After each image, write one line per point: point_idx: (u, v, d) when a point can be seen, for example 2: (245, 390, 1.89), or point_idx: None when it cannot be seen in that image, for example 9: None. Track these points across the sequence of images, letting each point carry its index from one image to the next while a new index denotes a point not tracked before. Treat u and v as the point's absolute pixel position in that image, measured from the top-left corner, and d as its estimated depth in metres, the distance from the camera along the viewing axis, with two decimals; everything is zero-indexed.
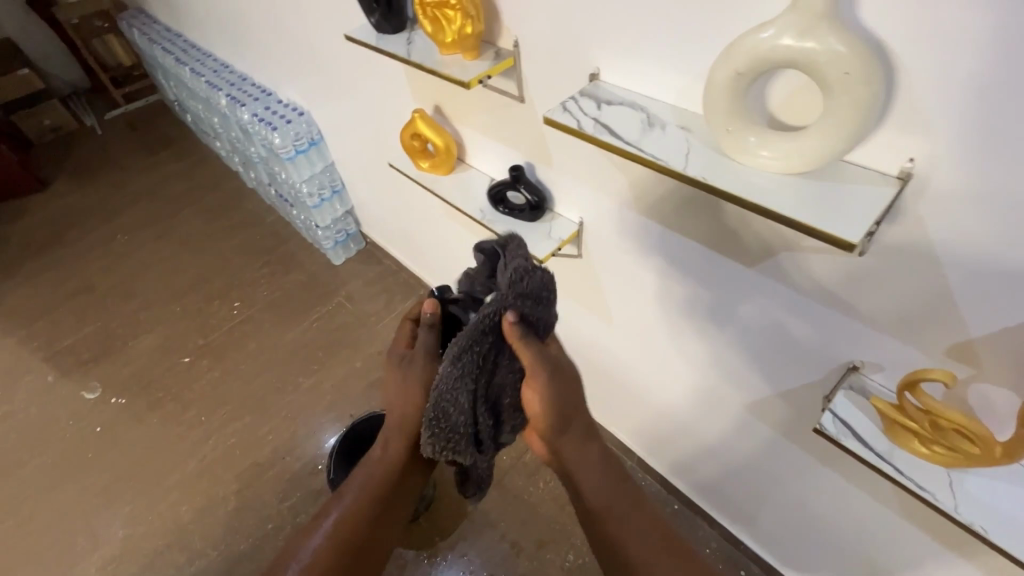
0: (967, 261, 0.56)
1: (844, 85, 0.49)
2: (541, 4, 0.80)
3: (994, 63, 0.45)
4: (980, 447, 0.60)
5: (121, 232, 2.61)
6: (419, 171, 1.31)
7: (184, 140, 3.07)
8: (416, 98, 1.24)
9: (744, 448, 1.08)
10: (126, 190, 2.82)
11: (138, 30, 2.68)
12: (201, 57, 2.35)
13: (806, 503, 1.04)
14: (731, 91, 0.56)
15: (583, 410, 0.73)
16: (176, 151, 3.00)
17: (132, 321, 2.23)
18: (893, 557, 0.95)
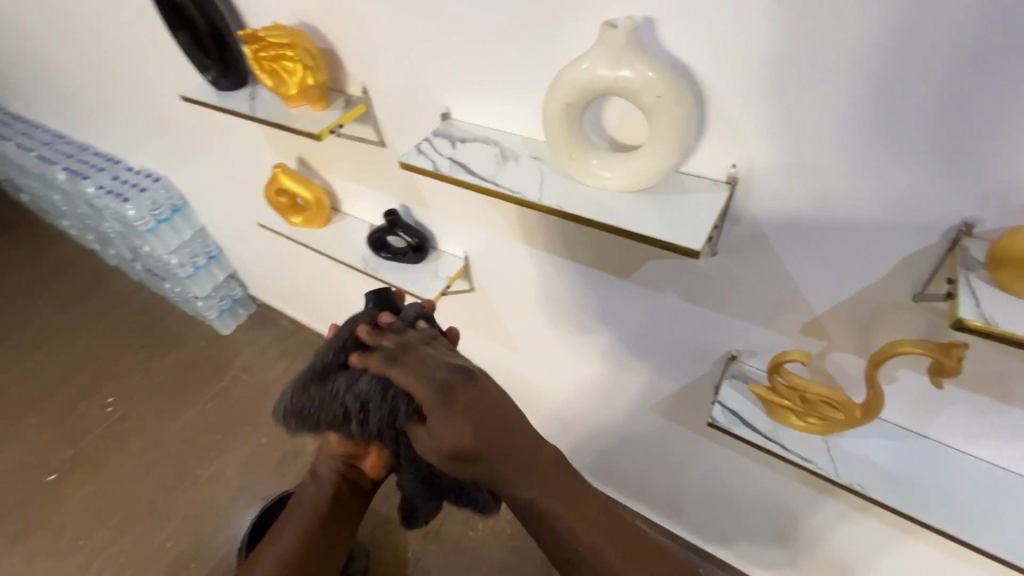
0: (798, 248, 0.61)
1: (660, 107, 0.52)
2: (382, 50, 0.79)
3: (779, 76, 0.51)
4: (842, 411, 0.66)
5: None
6: (293, 227, 1.23)
7: (22, 223, 2.68)
8: (276, 152, 1.17)
9: (661, 447, 1.10)
10: None
11: None
12: (26, 129, 2.07)
13: (727, 488, 1.08)
14: (565, 124, 0.57)
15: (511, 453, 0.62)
16: (13, 236, 2.61)
17: None
18: (807, 524, 1.01)
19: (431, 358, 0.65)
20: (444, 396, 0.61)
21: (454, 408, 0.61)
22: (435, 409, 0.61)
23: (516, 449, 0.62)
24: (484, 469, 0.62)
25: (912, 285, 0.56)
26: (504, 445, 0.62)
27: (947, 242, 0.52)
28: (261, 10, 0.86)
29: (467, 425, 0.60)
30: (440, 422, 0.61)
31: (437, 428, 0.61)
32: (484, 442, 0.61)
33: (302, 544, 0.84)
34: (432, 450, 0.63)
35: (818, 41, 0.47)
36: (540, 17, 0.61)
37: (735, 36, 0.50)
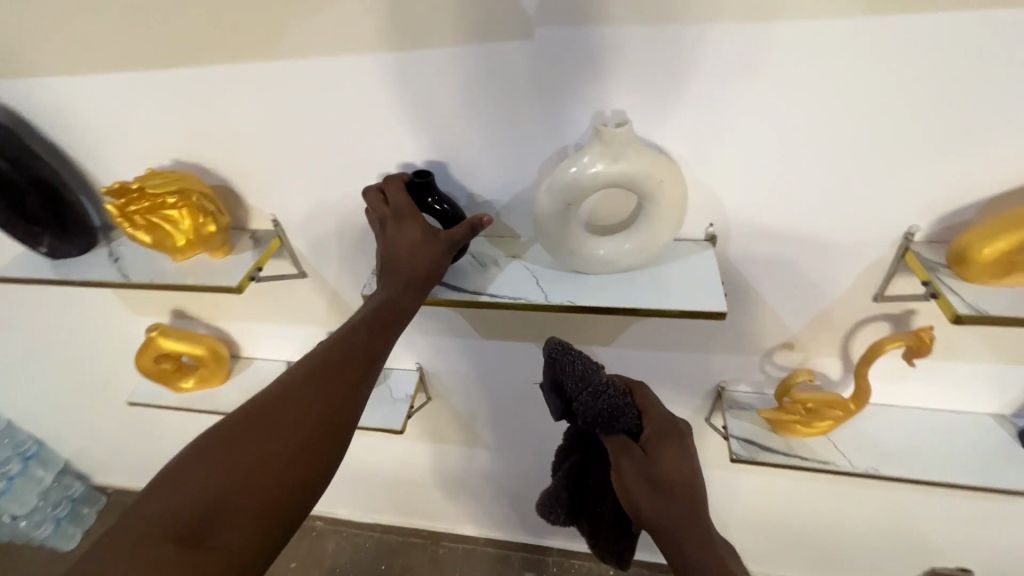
0: (775, 282, 0.67)
1: (664, 190, 0.54)
2: (299, 178, 0.69)
3: (746, 143, 0.56)
4: (841, 409, 0.72)
5: None
6: (181, 393, 1.00)
7: None
8: (141, 310, 0.95)
9: None
10: None
11: None
12: None
13: (724, 507, 1.11)
14: (563, 224, 0.57)
15: (692, 512, 0.54)
16: None
17: None
18: (792, 516, 1.09)
19: (685, 425, 0.61)
20: (667, 431, 0.59)
21: (666, 441, 0.58)
22: (657, 437, 0.58)
23: (700, 509, 0.55)
24: (667, 506, 0.54)
25: (873, 289, 0.65)
26: (688, 494, 0.55)
27: (898, 250, 0.61)
28: (123, 153, 0.71)
29: (677, 465, 0.56)
30: (659, 447, 0.57)
31: (652, 450, 0.57)
32: (684, 490, 0.55)
33: (323, 424, 0.51)
34: (629, 467, 0.56)
35: (773, 112, 0.54)
36: (503, 120, 0.60)
37: (705, 114, 0.55)
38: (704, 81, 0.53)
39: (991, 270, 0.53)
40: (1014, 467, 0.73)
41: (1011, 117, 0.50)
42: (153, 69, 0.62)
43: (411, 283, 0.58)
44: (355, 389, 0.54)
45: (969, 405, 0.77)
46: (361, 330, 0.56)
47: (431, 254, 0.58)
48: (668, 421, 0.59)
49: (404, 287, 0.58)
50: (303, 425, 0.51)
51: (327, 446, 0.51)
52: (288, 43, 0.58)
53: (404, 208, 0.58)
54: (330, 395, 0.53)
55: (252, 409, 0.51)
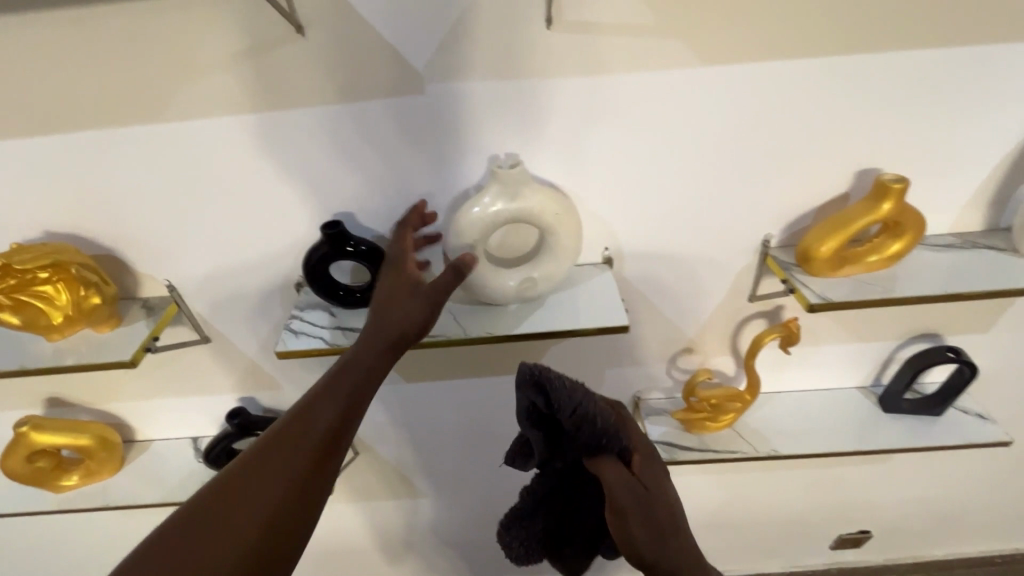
0: (667, 293, 0.75)
1: (559, 222, 0.59)
2: (195, 238, 0.67)
3: (623, 173, 0.64)
4: (741, 400, 0.81)
5: None
6: (62, 493, 0.87)
7: None
8: (5, 402, 0.83)
9: None
10: None
11: None
12: None
13: None
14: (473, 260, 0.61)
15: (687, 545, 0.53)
16: None
17: None
18: (714, 513, 1.17)
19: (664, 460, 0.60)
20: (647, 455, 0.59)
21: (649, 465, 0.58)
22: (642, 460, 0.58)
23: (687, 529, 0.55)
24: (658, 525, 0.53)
25: (747, 291, 0.74)
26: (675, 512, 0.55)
27: (759, 256, 0.71)
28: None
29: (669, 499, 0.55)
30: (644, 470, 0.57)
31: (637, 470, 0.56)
32: (674, 511, 0.54)
33: (292, 499, 0.46)
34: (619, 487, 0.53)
35: (640, 146, 0.62)
36: (404, 167, 0.63)
37: (585, 150, 0.62)
38: (580, 121, 0.60)
39: (829, 264, 0.63)
40: (879, 430, 0.86)
41: (818, 138, 0.63)
42: (22, 136, 0.59)
43: (382, 344, 0.54)
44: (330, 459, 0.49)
45: (838, 382, 0.89)
46: (328, 394, 0.52)
47: (415, 308, 0.55)
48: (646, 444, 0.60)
49: (376, 347, 0.54)
50: (267, 506, 0.45)
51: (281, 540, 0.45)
52: (174, 104, 0.58)
53: (400, 261, 0.59)
54: (298, 469, 0.48)
55: (212, 490, 0.46)
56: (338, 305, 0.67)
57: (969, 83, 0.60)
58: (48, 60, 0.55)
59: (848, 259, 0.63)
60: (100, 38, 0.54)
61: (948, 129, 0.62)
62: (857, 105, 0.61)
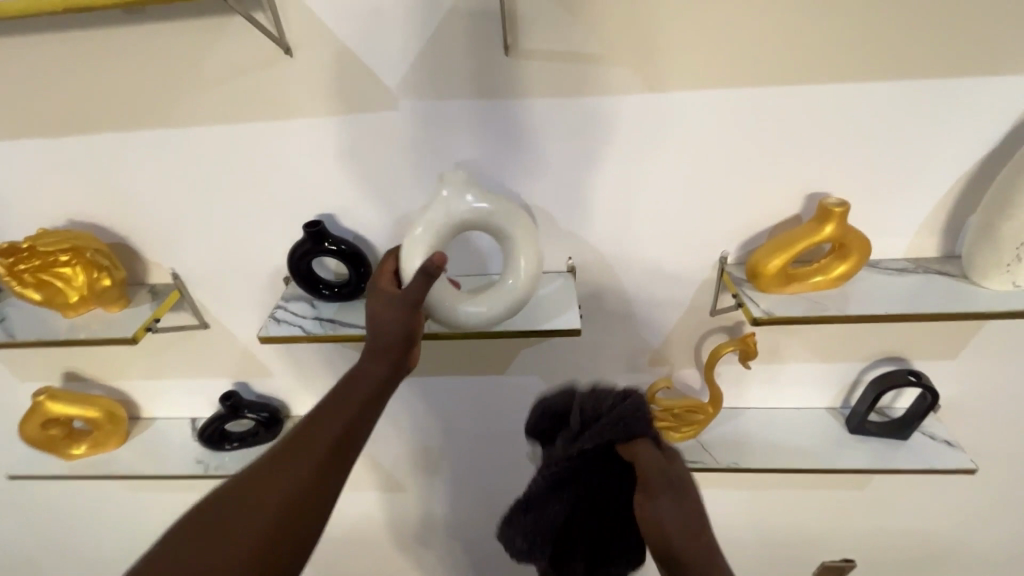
0: (631, 303, 0.79)
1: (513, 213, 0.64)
2: (197, 232, 0.74)
3: (581, 189, 0.69)
4: (703, 412, 0.84)
5: None
6: (72, 460, 0.95)
7: None
8: (28, 374, 0.92)
9: None
10: None
11: None
12: None
13: None
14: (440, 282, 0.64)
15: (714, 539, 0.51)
16: None
17: None
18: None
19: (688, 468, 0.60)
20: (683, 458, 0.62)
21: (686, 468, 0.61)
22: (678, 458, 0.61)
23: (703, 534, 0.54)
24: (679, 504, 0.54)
25: (708, 305, 0.77)
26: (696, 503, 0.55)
27: (717, 271, 0.74)
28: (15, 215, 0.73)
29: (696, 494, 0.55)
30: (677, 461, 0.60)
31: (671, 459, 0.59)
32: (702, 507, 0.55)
33: (306, 491, 0.54)
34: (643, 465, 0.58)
35: (599, 163, 0.67)
36: (382, 176, 0.69)
37: (545, 167, 0.68)
38: (542, 137, 0.66)
39: (776, 281, 0.67)
40: (844, 452, 0.87)
41: (770, 161, 0.66)
42: (51, 135, 0.68)
43: (375, 354, 0.61)
44: (341, 455, 0.57)
45: (807, 401, 0.91)
46: (336, 399, 0.60)
47: (394, 318, 0.61)
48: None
49: (369, 358, 0.61)
50: (282, 494, 0.54)
51: (299, 520, 0.53)
52: (181, 111, 0.65)
53: (378, 278, 0.66)
54: (309, 462, 0.56)
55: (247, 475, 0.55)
56: (319, 298, 0.73)
57: (914, 115, 0.63)
58: (75, 69, 0.63)
59: (795, 277, 0.66)
60: (118, 52, 0.62)
61: (898, 156, 0.65)
62: (807, 131, 0.64)
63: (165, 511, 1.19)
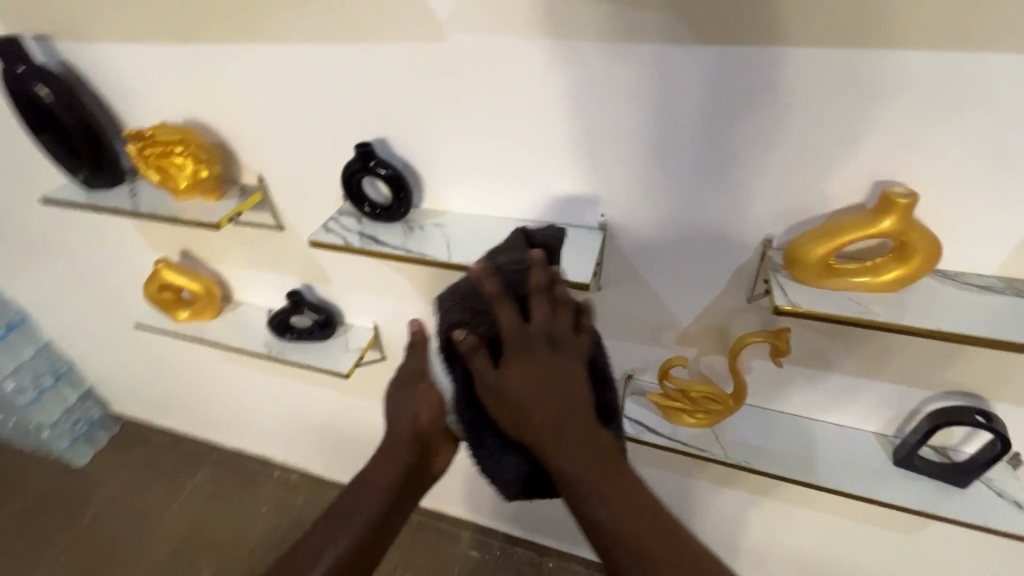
0: (661, 273, 0.78)
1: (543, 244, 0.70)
2: (277, 144, 0.84)
3: (622, 146, 0.67)
4: (721, 403, 0.81)
5: None
6: (179, 323, 1.17)
7: None
8: (156, 247, 1.13)
9: None
10: None
11: None
12: None
13: None
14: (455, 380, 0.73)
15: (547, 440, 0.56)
16: None
17: None
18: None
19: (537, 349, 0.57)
20: (525, 346, 0.57)
21: (536, 367, 0.56)
22: (516, 360, 0.57)
23: (610, 454, 0.57)
24: (560, 453, 0.56)
25: (745, 291, 0.75)
26: (579, 436, 0.56)
27: (759, 254, 0.71)
28: (142, 110, 0.88)
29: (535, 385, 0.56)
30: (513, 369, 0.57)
31: (501, 372, 0.57)
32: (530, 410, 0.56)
33: (371, 532, 0.70)
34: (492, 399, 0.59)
35: (639, 122, 0.65)
36: (430, 109, 0.72)
37: (585, 121, 0.67)
38: (583, 88, 0.64)
39: (816, 273, 0.61)
40: (877, 481, 0.79)
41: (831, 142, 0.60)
42: (167, 44, 0.79)
43: (398, 449, 0.76)
44: (382, 527, 0.72)
45: (850, 420, 0.82)
46: (385, 459, 0.75)
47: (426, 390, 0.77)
48: (535, 329, 0.57)
49: (393, 450, 0.76)
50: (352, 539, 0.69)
51: (366, 554, 0.70)
52: (265, 30, 0.72)
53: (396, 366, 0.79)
54: (370, 516, 0.71)
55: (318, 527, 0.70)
56: (364, 216, 0.80)
57: None
58: None
59: (838, 271, 0.61)
60: None
61: (1000, 152, 0.56)
62: (885, 110, 0.57)
63: (248, 382, 1.42)
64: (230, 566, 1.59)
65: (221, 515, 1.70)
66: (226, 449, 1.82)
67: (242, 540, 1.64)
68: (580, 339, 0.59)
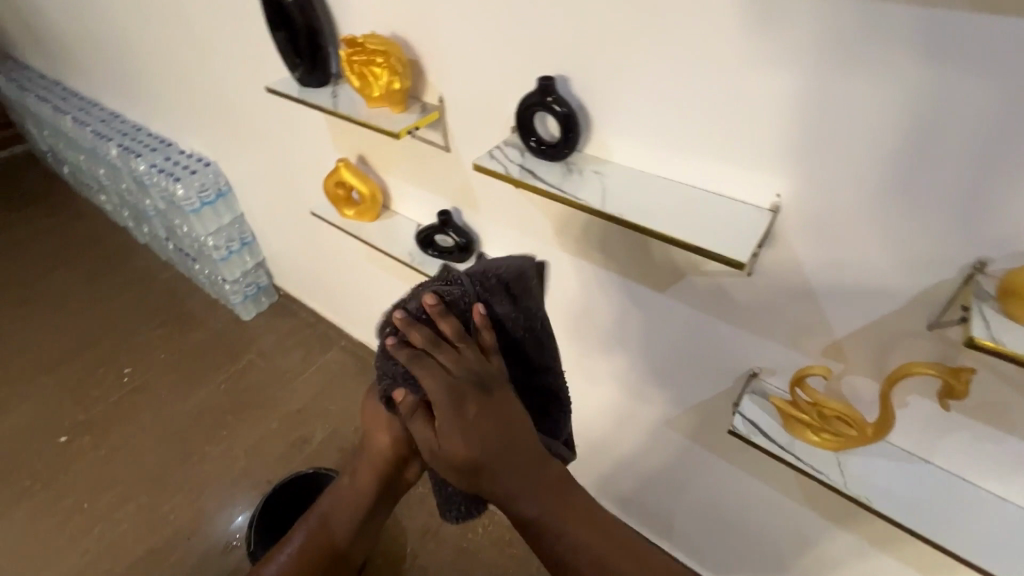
0: (828, 272, 0.71)
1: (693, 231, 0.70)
2: (465, 69, 0.89)
3: (828, 124, 0.61)
4: (856, 429, 0.73)
5: (9, 300, 2.41)
6: (343, 219, 1.33)
7: (75, 201, 2.93)
8: (339, 148, 1.28)
9: (659, 454, 1.22)
10: (12, 254, 2.63)
11: (30, 89, 2.53)
12: (98, 113, 2.26)
13: (721, 501, 1.19)
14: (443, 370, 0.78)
15: (499, 484, 0.68)
16: (67, 215, 2.85)
17: (12, 398, 2.03)
18: (787, 533, 1.11)
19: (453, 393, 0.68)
20: (456, 401, 0.67)
21: (472, 422, 0.67)
22: (447, 417, 0.67)
23: (551, 479, 0.69)
24: (516, 497, 0.68)
25: (930, 315, 0.65)
26: (523, 470, 0.68)
27: (962, 277, 0.61)
28: (359, 18, 0.97)
29: (472, 436, 0.66)
30: (446, 431, 0.67)
31: (441, 433, 0.67)
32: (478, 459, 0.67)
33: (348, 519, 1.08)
34: (443, 460, 0.69)
35: (856, 97, 0.58)
36: (623, 53, 0.71)
37: (791, 86, 0.61)
38: (801, 49, 0.59)
39: None
40: None
41: None
42: None
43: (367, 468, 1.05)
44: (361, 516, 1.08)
45: (1012, 495, 0.70)
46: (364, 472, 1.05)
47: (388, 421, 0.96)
48: (456, 380, 0.68)
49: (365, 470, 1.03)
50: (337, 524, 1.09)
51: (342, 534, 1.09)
52: None
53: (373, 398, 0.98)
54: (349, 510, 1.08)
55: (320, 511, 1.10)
56: (529, 149, 0.82)
57: None
58: None
59: None
60: None
61: None
62: None
63: (384, 285, 1.60)
64: (338, 435, 1.85)
65: (340, 391, 1.97)
66: (353, 339, 2.09)
67: (351, 418, 1.89)
68: (495, 373, 0.71)
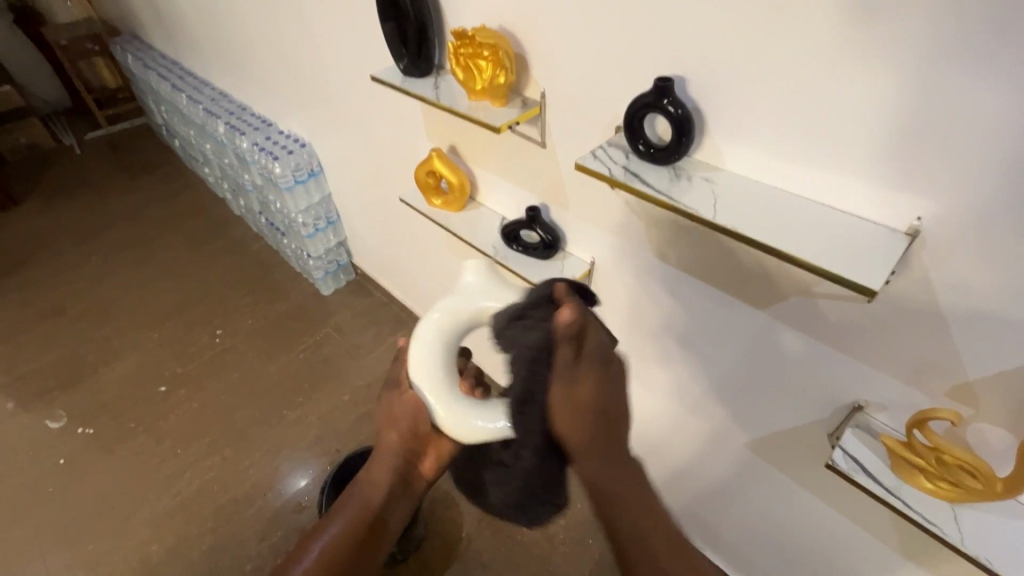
0: (967, 310, 0.64)
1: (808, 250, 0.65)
2: (572, 67, 0.87)
3: (994, 148, 0.54)
4: (983, 484, 0.66)
5: (124, 258, 2.68)
6: (430, 207, 1.35)
7: (183, 173, 3.20)
8: (432, 139, 1.31)
9: (734, 476, 1.17)
10: (129, 218, 2.91)
11: (153, 68, 2.77)
12: (209, 92, 2.44)
13: (798, 533, 1.12)
14: (440, 340, 0.87)
15: (600, 443, 0.69)
16: (175, 185, 3.12)
17: (122, 347, 2.26)
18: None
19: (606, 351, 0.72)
20: (603, 359, 0.70)
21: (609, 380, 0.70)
22: (593, 366, 0.69)
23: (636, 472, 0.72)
24: (607, 465, 0.69)
25: None
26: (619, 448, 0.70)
27: None
28: (468, 11, 0.98)
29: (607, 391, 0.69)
30: (589, 373, 0.68)
31: (582, 374, 0.68)
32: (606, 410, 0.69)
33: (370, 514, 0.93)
34: (567, 403, 0.68)
35: None
36: (750, 55, 0.66)
37: (948, 100, 0.55)
38: (966, 60, 0.52)
39: None
40: None
41: None
42: None
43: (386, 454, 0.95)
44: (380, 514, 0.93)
45: None
46: (382, 460, 0.95)
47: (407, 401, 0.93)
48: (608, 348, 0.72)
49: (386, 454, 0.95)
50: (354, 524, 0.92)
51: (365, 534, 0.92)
52: None
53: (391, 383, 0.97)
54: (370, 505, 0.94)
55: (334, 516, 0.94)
56: (635, 152, 0.80)
57: None
58: None
59: None
60: None
61: None
62: None
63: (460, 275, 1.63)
64: None
65: None
66: None
67: None
68: None
